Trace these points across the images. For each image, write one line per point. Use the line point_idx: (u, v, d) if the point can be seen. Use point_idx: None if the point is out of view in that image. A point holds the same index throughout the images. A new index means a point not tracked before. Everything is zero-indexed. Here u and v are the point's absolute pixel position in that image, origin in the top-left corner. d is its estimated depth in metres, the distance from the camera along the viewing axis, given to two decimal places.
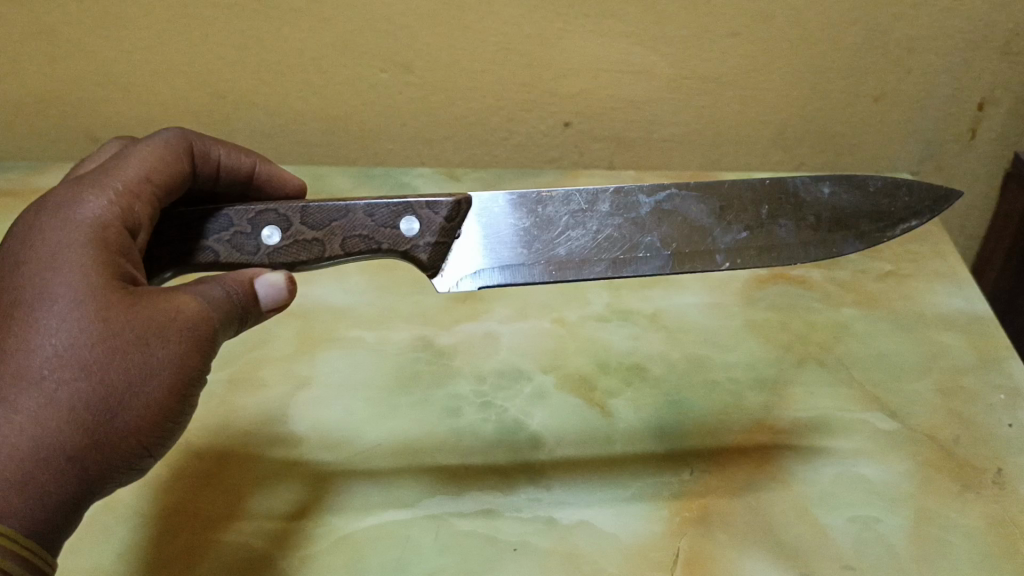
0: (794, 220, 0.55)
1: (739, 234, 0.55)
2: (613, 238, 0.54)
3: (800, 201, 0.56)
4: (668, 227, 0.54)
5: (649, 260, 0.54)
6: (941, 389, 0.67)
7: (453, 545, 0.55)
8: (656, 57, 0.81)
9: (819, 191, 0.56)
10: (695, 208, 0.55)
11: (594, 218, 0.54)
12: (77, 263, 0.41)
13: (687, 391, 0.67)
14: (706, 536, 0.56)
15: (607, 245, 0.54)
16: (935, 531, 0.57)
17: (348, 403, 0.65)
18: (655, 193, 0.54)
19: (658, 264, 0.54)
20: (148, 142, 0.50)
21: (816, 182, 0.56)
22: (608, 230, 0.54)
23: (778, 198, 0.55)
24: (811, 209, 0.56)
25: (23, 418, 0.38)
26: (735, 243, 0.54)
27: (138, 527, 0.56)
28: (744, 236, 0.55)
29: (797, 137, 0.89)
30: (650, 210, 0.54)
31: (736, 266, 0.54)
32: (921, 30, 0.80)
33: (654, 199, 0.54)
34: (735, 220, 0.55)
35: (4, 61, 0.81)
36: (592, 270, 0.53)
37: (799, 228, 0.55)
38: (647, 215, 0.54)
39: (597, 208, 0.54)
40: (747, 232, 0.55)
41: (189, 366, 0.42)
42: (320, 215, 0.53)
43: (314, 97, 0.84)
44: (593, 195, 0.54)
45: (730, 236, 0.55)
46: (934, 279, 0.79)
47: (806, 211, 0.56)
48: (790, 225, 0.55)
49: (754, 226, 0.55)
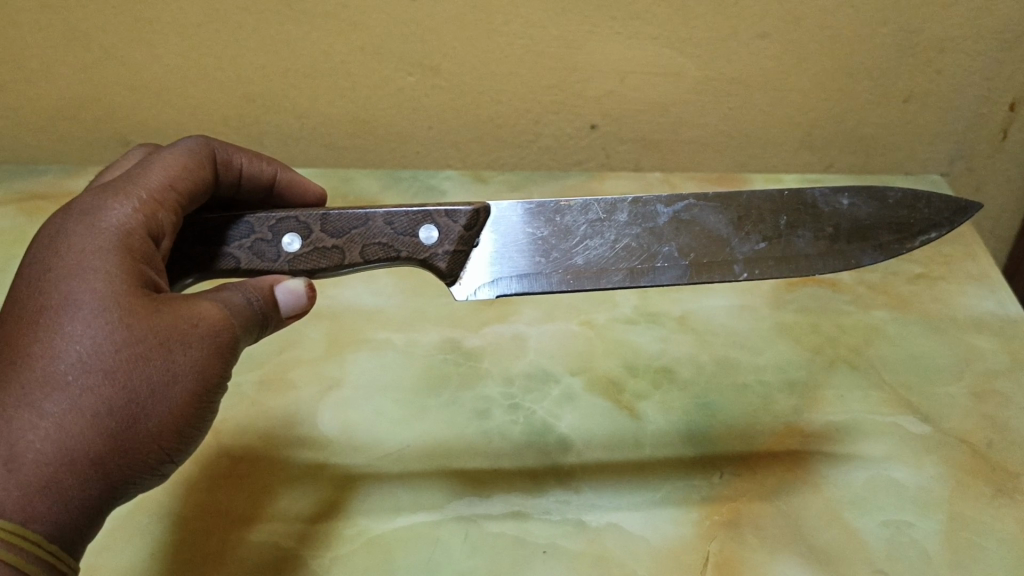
0: (813, 231, 0.55)
1: (756, 245, 0.54)
2: (631, 248, 0.54)
3: (819, 212, 0.55)
4: (686, 237, 0.54)
5: (667, 270, 0.54)
6: (974, 392, 0.67)
7: (482, 548, 0.56)
8: (683, 59, 0.80)
9: (838, 202, 0.55)
10: (713, 219, 0.54)
11: (613, 227, 0.54)
12: (102, 270, 0.42)
13: (715, 394, 0.66)
14: (737, 540, 0.56)
15: (625, 254, 0.54)
16: (969, 536, 0.56)
17: (376, 406, 0.66)
18: (673, 203, 0.54)
19: (675, 274, 0.54)
20: (172, 149, 0.50)
21: (835, 194, 0.56)
22: (626, 240, 0.54)
23: (797, 209, 0.55)
24: (830, 220, 0.55)
25: (48, 423, 0.38)
26: (753, 253, 0.54)
27: (169, 527, 0.57)
28: (762, 246, 0.54)
29: (825, 138, 0.89)
30: (668, 220, 0.54)
31: (754, 276, 0.54)
32: (951, 30, 0.79)
33: (672, 209, 0.54)
34: (753, 230, 0.55)
35: (37, 67, 0.82)
36: (609, 279, 0.53)
37: (818, 239, 0.55)
38: (665, 225, 0.54)
39: (615, 217, 0.54)
40: (765, 242, 0.54)
41: (210, 372, 0.43)
42: (340, 223, 0.54)
43: (343, 101, 0.84)
44: (612, 204, 0.54)
45: (749, 246, 0.54)
46: (966, 281, 0.79)
47: (825, 222, 0.55)
48: (808, 236, 0.55)
49: (772, 237, 0.55)
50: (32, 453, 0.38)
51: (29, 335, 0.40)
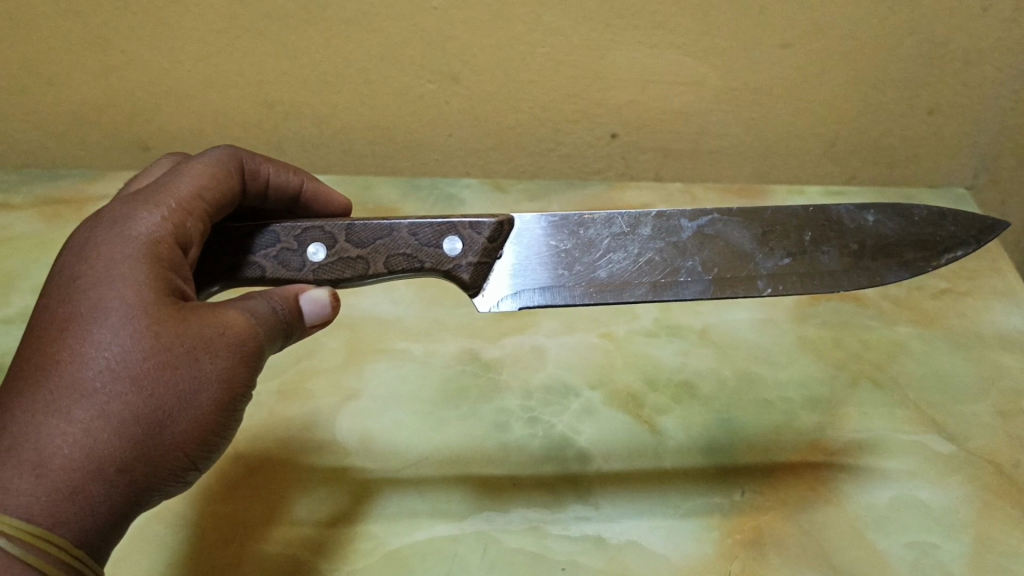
0: (837, 247, 0.54)
1: (781, 260, 0.54)
2: (655, 262, 0.53)
3: (843, 228, 0.55)
4: (709, 251, 0.53)
5: (690, 285, 0.53)
6: (1001, 411, 0.66)
7: (501, 562, 0.55)
8: (707, 68, 0.80)
9: (863, 219, 0.55)
10: (737, 233, 0.54)
11: (636, 241, 0.53)
12: (131, 278, 0.41)
13: (738, 409, 0.66)
14: (759, 559, 0.55)
15: (649, 268, 0.53)
16: (996, 558, 0.55)
17: (396, 416, 0.65)
18: (697, 218, 0.54)
19: (698, 289, 0.53)
20: (199, 159, 0.50)
21: (860, 210, 0.55)
22: (650, 253, 0.53)
23: (822, 225, 0.54)
24: (855, 237, 0.55)
25: (76, 429, 0.38)
26: (777, 268, 0.53)
27: (185, 537, 0.57)
28: (786, 262, 0.54)
29: (848, 149, 0.88)
30: (692, 234, 0.54)
31: (778, 292, 0.53)
32: (979, 41, 0.78)
33: (697, 223, 0.54)
34: (778, 246, 0.54)
35: (59, 72, 0.82)
36: (632, 293, 0.53)
37: (843, 255, 0.54)
38: (688, 239, 0.54)
39: (639, 231, 0.53)
40: (790, 258, 0.54)
41: (235, 381, 0.43)
42: (365, 233, 0.53)
43: (363, 108, 0.84)
44: (636, 218, 0.53)
45: (773, 262, 0.54)
46: (992, 297, 0.78)
47: (850, 238, 0.55)
48: (833, 252, 0.54)
49: (797, 253, 0.54)
50: (60, 458, 0.37)
51: (56, 342, 0.39)
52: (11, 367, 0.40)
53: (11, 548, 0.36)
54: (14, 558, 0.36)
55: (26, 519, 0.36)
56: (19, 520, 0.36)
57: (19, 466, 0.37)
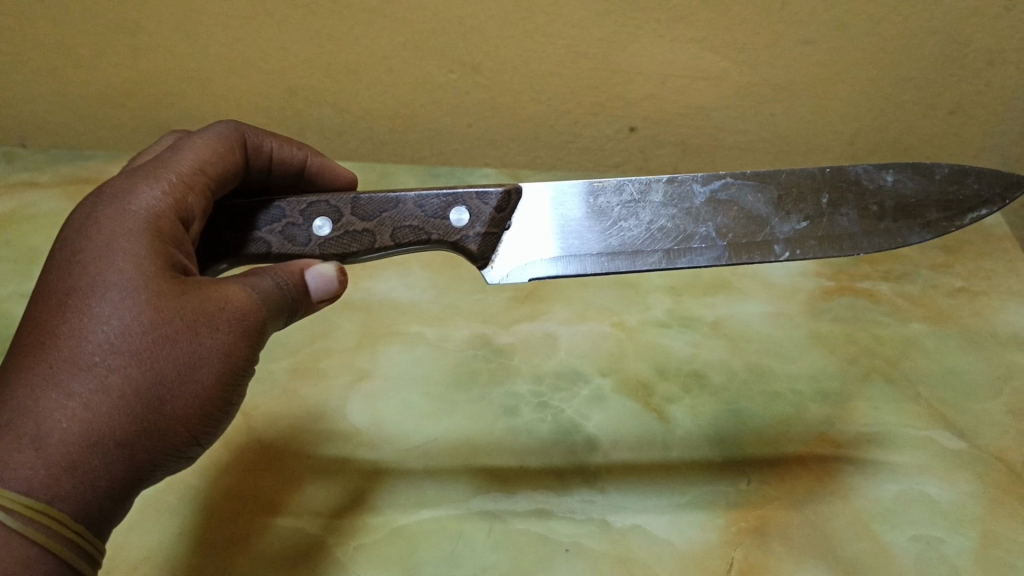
0: (857, 209, 0.54)
1: (798, 224, 0.53)
2: (667, 229, 0.53)
3: (863, 189, 0.54)
4: (723, 217, 0.53)
5: (704, 251, 0.53)
6: (1012, 410, 0.65)
7: (506, 543, 0.56)
8: (726, 63, 0.80)
9: (882, 179, 0.54)
10: (751, 198, 0.54)
11: (648, 208, 0.54)
12: (132, 252, 0.42)
13: (747, 400, 0.66)
14: (763, 546, 0.56)
15: (660, 235, 0.53)
16: (1002, 554, 0.55)
17: (402, 398, 0.66)
18: (710, 183, 0.54)
19: (713, 254, 0.53)
20: (202, 134, 0.51)
21: (879, 170, 0.54)
22: (662, 221, 0.53)
23: (839, 187, 0.54)
24: (874, 198, 0.54)
25: (76, 403, 0.39)
26: (794, 232, 0.53)
27: (198, 508, 0.58)
28: (804, 225, 0.53)
29: (867, 149, 0.87)
30: (705, 200, 0.54)
31: (795, 257, 0.53)
32: (1002, 42, 0.77)
33: (709, 189, 0.54)
34: (794, 209, 0.54)
35: (88, 54, 0.84)
36: (645, 261, 0.53)
37: (863, 217, 0.54)
38: (701, 205, 0.54)
39: (649, 198, 0.54)
40: (807, 221, 0.53)
41: (236, 356, 0.43)
42: (370, 206, 0.55)
43: (385, 97, 0.85)
44: (646, 185, 0.54)
45: (789, 226, 0.53)
46: (1008, 297, 0.77)
47: (868, 200, 0.54)
48: (853, 215, 0.54)
49: (814, 216, 0.53)
50: (59, 432, 0.38)
51: (56, 316, 0.40)
52: (13, 342, 0.41)
53: (10, 522, 0.36)
54: (14, 532, 0.36)
55: (25, 491, 0.37)
56: (18, 493, 0.37)
57: (18, 440, 0.37)
